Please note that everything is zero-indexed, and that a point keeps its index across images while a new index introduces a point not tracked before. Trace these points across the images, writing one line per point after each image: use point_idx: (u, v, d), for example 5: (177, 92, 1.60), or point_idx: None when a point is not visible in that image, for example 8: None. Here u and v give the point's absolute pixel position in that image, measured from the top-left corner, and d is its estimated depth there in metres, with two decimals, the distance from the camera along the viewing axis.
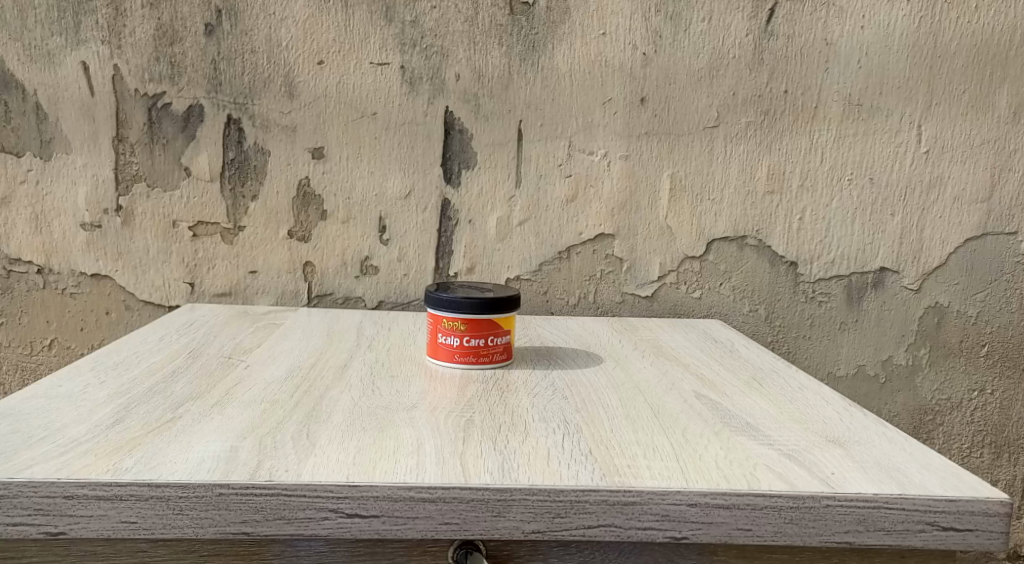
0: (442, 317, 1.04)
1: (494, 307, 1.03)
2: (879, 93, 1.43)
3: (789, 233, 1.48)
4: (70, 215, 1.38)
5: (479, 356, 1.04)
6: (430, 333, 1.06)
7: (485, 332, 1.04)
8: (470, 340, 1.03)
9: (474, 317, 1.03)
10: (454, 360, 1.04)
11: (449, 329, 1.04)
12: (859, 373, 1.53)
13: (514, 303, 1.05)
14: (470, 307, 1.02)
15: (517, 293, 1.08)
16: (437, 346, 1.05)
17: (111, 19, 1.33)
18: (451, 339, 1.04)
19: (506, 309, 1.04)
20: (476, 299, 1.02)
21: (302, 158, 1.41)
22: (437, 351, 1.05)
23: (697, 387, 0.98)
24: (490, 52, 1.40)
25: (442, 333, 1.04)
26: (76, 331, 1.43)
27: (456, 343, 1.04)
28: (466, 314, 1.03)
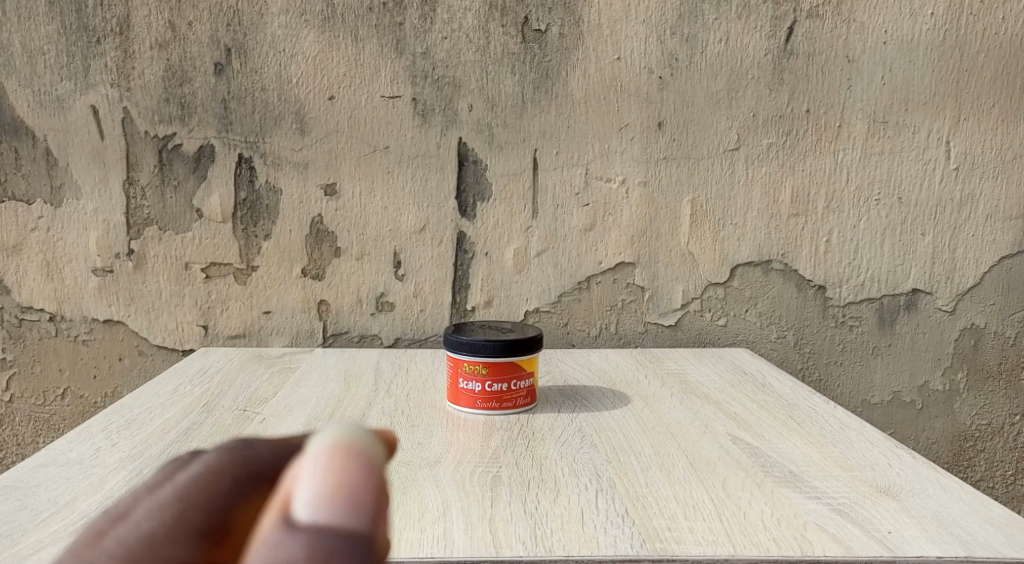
0: (461, 360, 1.00)
1: (515, 349, 0.99)
2: (905, 109, 1.39)
3: (816, 255, 1.43)
4: (81, 261, 1.36)
5: (502, 402, 1.00)
6: (450, 377, 1.03)
7: (507, 376, 1.00)
8: (493, 385, 1.00)
9: (495, 360, 0.99)
10: (476, 407, 1.00)
11: (470, 374, 1.00)
12: (895, 399, 1.48)
13: (537, 345, 1.02)
14: (491, 351, 0.99)
15: (539, 331, 1.05)
16: (459, 392, 1.01)
17: (120, 62, 1.32)
18: (472, 383, 1.00)
19: (528, 351, 1.01)
20: (497, 342, 0.99)
21: (315, 195, 1.38)
22: (458, 397, 1.01)
23: (732, 429, 0.94)
24: (503, 81, 1.37)
25: (463, 378, 1.01)
26: (90, 378, 1.40)
27: (478, 388, 1.00)
28: (487, 358, 0.99)
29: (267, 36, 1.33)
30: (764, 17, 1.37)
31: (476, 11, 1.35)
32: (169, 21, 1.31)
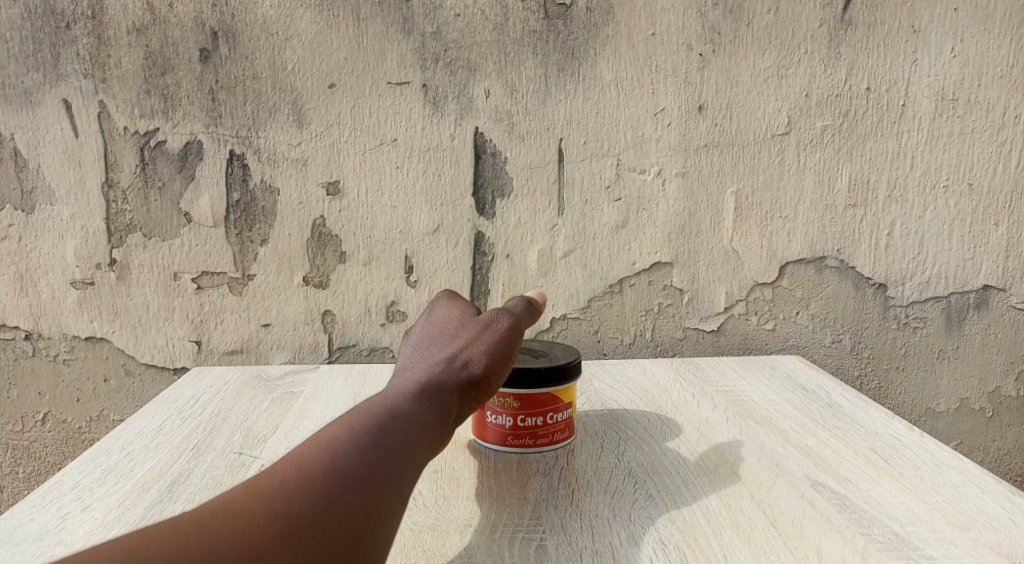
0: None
1: (551, 377, 0.87)
2: (978, 85, 1.23)
3: (876, 251, 1.28)
4: (58, 273, 1.23)
5: (537, 438, 0.88)
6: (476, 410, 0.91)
7: (542, 410, 0.88)
8: (525, 420, 0.88)
9: (528, 391, 0.87)
10: (505, 445, 0.89)
11: (498, 405, 0.88)
12: (962, 407, 1.33)
13: (575, 371, 0.89)
14: (523, 379, 0.86)
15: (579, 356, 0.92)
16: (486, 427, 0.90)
17: (94, 49, 1.17)
18: (502, 418, 0.88)
19: (566, 379, 0.88)
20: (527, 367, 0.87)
21: (316, 195, 1.24)
22: (486, 433, 0.90)
23: (810, 471, 0.82)
24: (523, 62, 1.22)
25: (491, 411, 0.89)
26: (73, 401, 1.27)
27: (508, 423, 0.88)
28: (519, 389, 0.87)
29: (258, 17, 1.18)
30: None
31: None
32: (146, 2, 1.16)
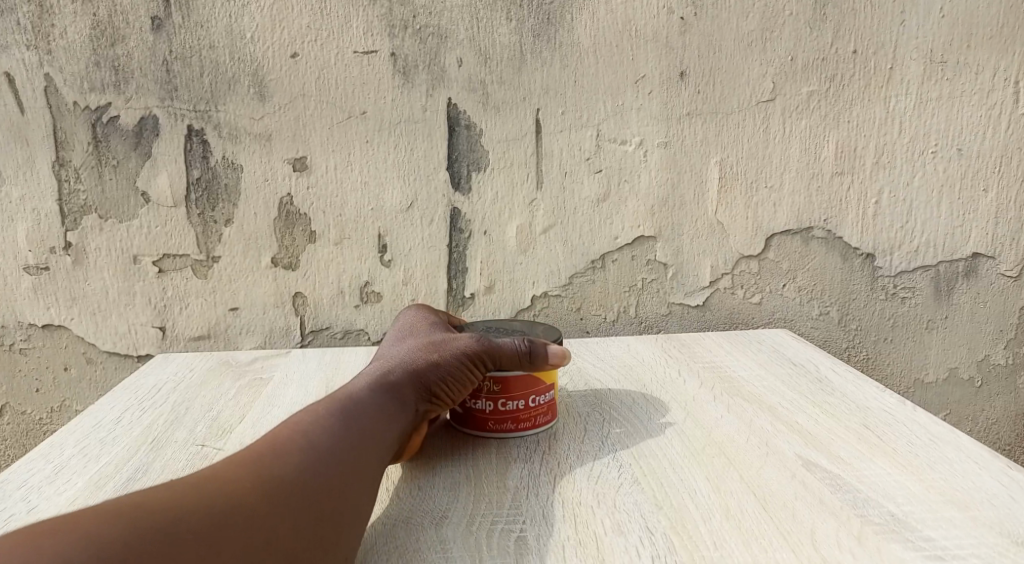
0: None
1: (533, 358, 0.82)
2: (967, 46, 1.19)
3: (864, 220, 1.25)
4: (10, 259, 1.16)
5: (519, 420, 0.84)
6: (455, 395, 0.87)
7: (526, 393, 0.84)
8: (507, 403, 0.84)
9: (509, 375, 0.82)
10: (486, 430, 0.85)
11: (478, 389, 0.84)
12: (951, 377, 1.31)
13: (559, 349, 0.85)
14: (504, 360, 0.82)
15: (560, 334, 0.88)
16: (464, 412, 0.86)
17: (37, 19, 1.10)
18: (482, 402, 0.84)
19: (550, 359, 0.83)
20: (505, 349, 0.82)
21: (282, 172, 1.18)
22: (465, 418, 0.86)
23: (800, 449, 0.78)
24: (497, 28, 1.16)
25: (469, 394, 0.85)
26: (32, 393, 1.21)
27: (489, 408, 0.84)
28: (500, 374, 0.82)
29: None
30: None
31: None
32: None
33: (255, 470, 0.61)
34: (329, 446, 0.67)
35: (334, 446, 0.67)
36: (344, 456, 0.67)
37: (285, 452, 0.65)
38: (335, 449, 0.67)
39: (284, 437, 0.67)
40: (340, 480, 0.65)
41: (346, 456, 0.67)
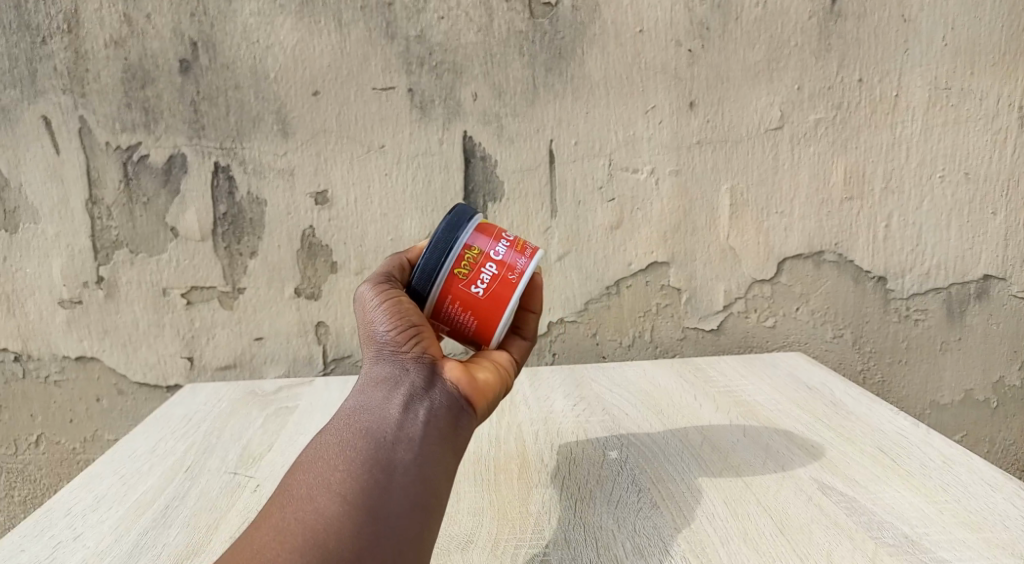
0: (449, 275, 0.79)
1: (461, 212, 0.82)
2: (970, 73, 1.21)
3: (874, 244, 1.26)
4: (45, 293, 1.21)
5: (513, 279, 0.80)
6: (459, 313, 0.80)
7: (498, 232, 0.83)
8: (500, 249, 0.80)
9: (472, 231, 0.81)
10: (517, 284, 0.79)
11: (473, 267, 0.79)
12: (966, 399, 1.32)
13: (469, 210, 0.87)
14: (452, 230, 0.80)
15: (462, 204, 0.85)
16: (484, 301, 0.79)
17: (73, 64, 1.15)
18: (488, 269, 0.79)
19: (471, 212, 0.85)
20: (442, 228, 0.80)
21: (305, 205, 1.22)
22: (488, 306, 0.79)
23: (815, 472, 0.80)
24: (510, 64, 1.20)
25: (473, 280, 0.79)
26: (64, 424, 1.25)
27: (495, 265, 0.80)
28: (472, 236, 0.80)
29: (238, 25, 1.16)
30: None
31: None
32: (124, 14, 1.14)
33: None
34: (325, 496, 0.68)
35: (328, 493, 0.68)
36: (344, 496, 0.68)
37: (275, 531, 0.66)
38: (329, 497, 0.68)
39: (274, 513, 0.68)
40: (351, 522, 0.66)
41: (344, 496, 0.68)
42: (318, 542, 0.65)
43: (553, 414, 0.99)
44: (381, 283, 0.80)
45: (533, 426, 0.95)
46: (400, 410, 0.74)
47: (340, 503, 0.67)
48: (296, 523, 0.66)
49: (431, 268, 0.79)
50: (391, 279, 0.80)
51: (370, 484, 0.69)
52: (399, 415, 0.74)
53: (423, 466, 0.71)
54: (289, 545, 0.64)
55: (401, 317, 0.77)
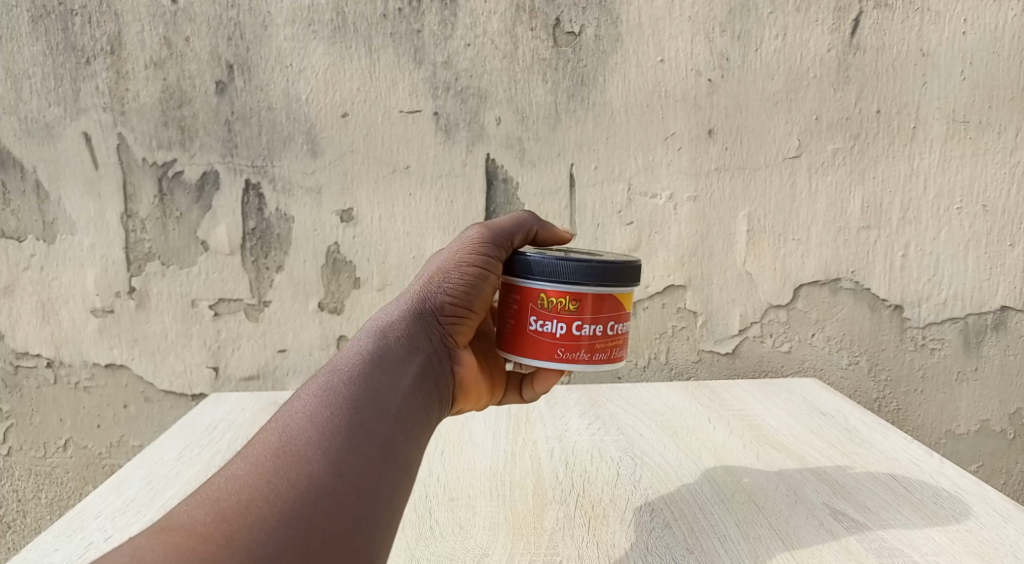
0: (538, 292, 0.84)
1: (608, 279, 0.84)
2: (989, 106, 1.23)
3: (891, 273, 1.27)
4: (78, 302, 1.25)
5: (559, 347, 0.84)
6: (514, 316, 0.86)
7: (602, 316, 0.85)
8: (582, 328, 0.84)
9: (586, 292, 0.83)
10: (554, 356, 0.84)
11: (552, 311, 0.84)
12: (982, 430, 1.32)
13: (634, 278, 0.88)
14: (575, 279, 0.83)
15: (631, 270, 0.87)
16: (527, 336, 0.85)
17: (114, 83, 1.20)
18: (554, 326, 0.84)
19: (625, 285, 0.86)
20: (580, 271, 0.83)
21: (330, 222, 1.25)
22: (522, 341, 0.85)
23: (828, 498, 0.81)
24: (534, 89, 1.23)
25: (540, 318, 0.84)
26: (92, 429, 1.29)
27: (561, 332, 0.84)
28: (584, 293, 0.83)
29: (272, 49, 1.20)
30: (826, 8, 1.21)
31: (502, 13, 1.21)
32: (164, 37, 1.19)
33: (234, 521, 0.59)
34: (321, 451, 0.65)
35: (324, 449, 0.65)
36: (341, 456, 0.65)
37: (271, 467, 0.63)
38: (327, 454, 0.64)
39: (263, 458, 0.64)
40: (343, 487, 0.63)
41: (342, 456, 0.65)
42: (309, 501, 0.61)
43: (569, 432, 1.01)
44: (483, 241, 0.84)
45: (549, 444, 0.97)
46: (410, 381, 0.75)
47: (336, 465, 0.64)
48: (287, 475, 0.62)
49: (538, 270, 0.84)
50: (494, 242, 0.85)
51: (368, 452, 0.66)
52: (408, 386, 0.74)
53: (412, 453, 0.71)
54: (278, 499, 0.61)
55: (470, 286, 0.82)
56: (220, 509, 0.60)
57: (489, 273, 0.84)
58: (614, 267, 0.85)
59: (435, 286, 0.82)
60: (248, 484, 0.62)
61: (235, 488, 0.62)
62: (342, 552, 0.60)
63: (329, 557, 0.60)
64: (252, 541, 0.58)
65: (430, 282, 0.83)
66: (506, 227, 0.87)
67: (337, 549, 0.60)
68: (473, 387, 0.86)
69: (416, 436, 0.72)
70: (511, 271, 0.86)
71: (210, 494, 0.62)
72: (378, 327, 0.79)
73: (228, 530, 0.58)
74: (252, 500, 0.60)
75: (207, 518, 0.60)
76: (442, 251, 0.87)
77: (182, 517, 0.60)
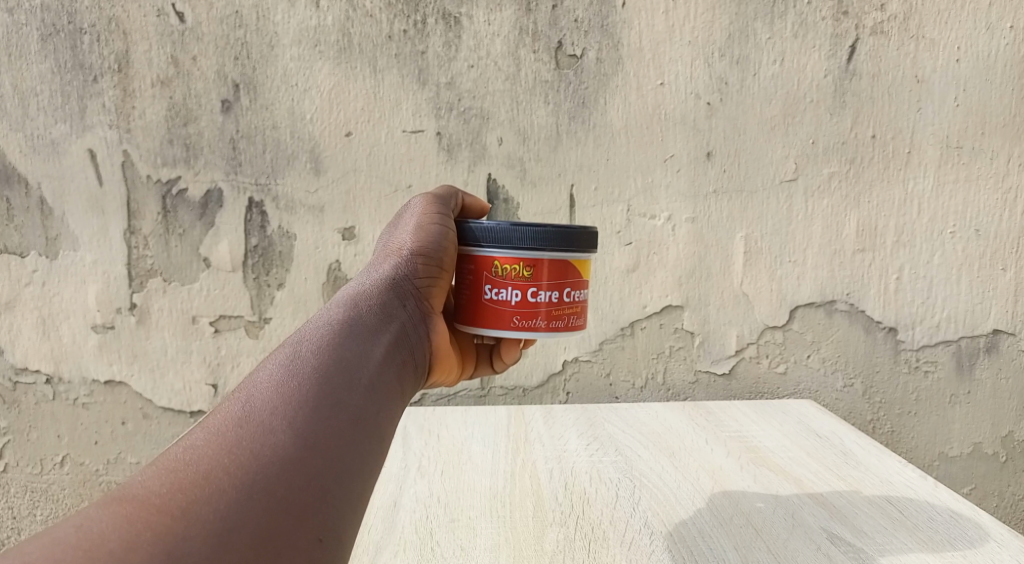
0: (491, 260, 0.88)
1: (559, 245, 0.87)
2: (981, 133, 1.25)
3: (885, 295, 1.29)
4: (79, 318, 1.25)
5: (515, 315, 0.87)
6: (470, 287, 0.89)
7: (559, 283, 0.88)
8: (537, 295, 0.87)
9: (538, 258, 0.87)
10: (510, 323, 0.87)
11: (506, 279, 0.87)
12: (975, 452, 1.33)
13: (589, 243, 0.91)
14: (527, 245, 0.86)
15: (587, 234, 0.90)
16: (483, 306, 0.88)
17: (120, 101, 1.21)
18: (509, 294, 0.87)
19: (578, 250, 0.89)
20: (532, 237, 0.86)
21: (332, 240, 1.26)
22: (481, 312, 0.88)
23: (826, 522, 0.83)
24: (536, 111, 1.25)
25: (495, 287, 0.87)
26: (90, 445, 1.29)
27: (516, 299, 0.87)
28: (536, 258, 0.87)
29: (278, 69, 1.22)
30: (823, 35, 1.23)
31: (505, 36, 1.23)
32: (171, 56, 1.20)
33: (192, 492, 0.58)
34: (286, 423, 0.64)
35: (290, 420, 0.64)
36: (307, 428, 0.64)
37: (231, 437, 0.62)
38: (292, 425, 0.64)
39: (224, 428, 0.63)
40: (309, 460, 0.62)
41: (308, 429, 0.64)
42: (272, 473, 0.60)
43: (567, 453, 1.01)
44: (431, 212, 0.89)
45: (548, 464, 0.98)
46: (382, 351, 0.76)
47: (303, 437, 0.64)
48: (250, 446, 0.62)
49: (490, 238, 0.87)
50: (441, 212, 0.89)
51: (336, 425, 0.66)
52: (380, 356, 0.75)
53: (384, 428, 0.71)
54: (239, 470, 0.60)
55: (432, 253, 0.86)
56: (178, 480, 0.59)
57: (445, 238, 0.87)
58: (567, 233, 0.88)
59: (406, 256, 0.84)
60: (211, 455, 0.61)
61: (195, 459, 0.61)
62: (307, 527, 0.60)
63: (291, 532, 0.59)
64: (210, 514, 0.57)
65: (398, 253, 0.85)
66: (440, 197, 0.92)
67: (303, 524, 0.60)
68: (446, 357, 0.89)
69: (388, 410, 0.73)
70: (461, 241, 0.90)
71: (168, 465, 0.61)
72: (348, 297, 0.80)
73: (184, 502, 0.57)
74: (214, 472, 0.59)
75: (163, 488, 0.58)
76: (397, 224, 0.91)
77: (136, 487, 0.58)
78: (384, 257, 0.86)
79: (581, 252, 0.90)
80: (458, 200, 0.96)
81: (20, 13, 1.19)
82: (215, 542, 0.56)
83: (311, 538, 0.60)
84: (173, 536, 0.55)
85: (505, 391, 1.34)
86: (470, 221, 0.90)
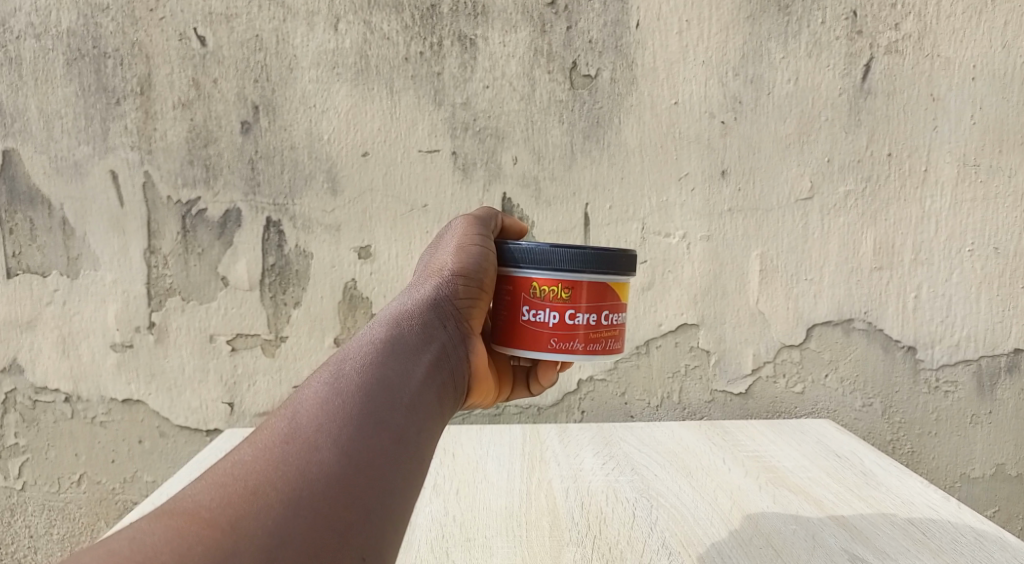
0: (529, 282, 0.88)
1: (597, 267, 0.88)
2: (999, 151, 1.25)
3: (903, 314, 1.28)
4: (98, 336, 1.27)
5: (555, 336, 0.87)
6: (507, 308, 0.90)
7: (598, 305, 0.88)
8: (575, 317, 0.87)
9: (576, 280, 0.87)
10: (548, 344, 0.87)
11: (545, 301, 0.87)
12: (999, 474, 1.31)
13: (628, 266, 0.91)
14: (567, 267, 0.87)
15: (627, 256, 0.91)
16: (521, 327, 0.88)
17: (142, 123, 1.23)
18: (547, 315, 0.87)
19: (616, 272, 0.89)
20: (573, 259, 0.87)
21: (348, 259, 1.27)
22: (517, 334, 0.88)
23: (847, 543, 0.83)
24: (550, 131, 1.26)
25: (533, 308, 0.88)
26: (107, 464, 1.30)
27: (554, 321, 0.87)
28: (576, 279, 0.87)
29: (297, 91, 1.24)
30: (837, 55, 1.24)
31: (520, 57, 1.24)
32: (192, 79, 1.23)
33: (241, 506, 0.59)
34: (331, 440, 0.64)
35: (335, 436, 0.65)
36: (352, 446, 0.65)
37: (278, 454, 0.63)
38: (337, 443, 0.64)
39: (270, 444, 0.64)
40: (352, 478, 0.63)
41: (352, 447, 0.65)
42: (317, 490, 0.61)
43: (583, 472, 1.00)
44: (471, 233, 0.89)
45: (564, 484, 0.97)
46: (423, 371, 0.76)
47: (347, 455, 0.64)
48: (296, 463, 0.62)
49: (530, 260, 0.88)
50: (481, 233, 0.90)
51: (379, 444, 0.66)
52: (421, 376, 0.75)
53: (425, 447, 0.71)
54: (285, 486, 0.61)
55: (473, 273, 0.86)
56: (227, 494, 0.60)
57: (484, 259, 0.88)
58: (609, 256, 0.88)
59: (446, 277, 0.85)
60: (259, 470, 0.62)
61: (243, 474, 0.62)
62: (350, 546, 0.60)
63: (336, 551, 0.60)
64: (258, 529, 0.58)
65: (439, 273, 0.86)
66: (480, 218, 0.93)
67: (346, 542, 0.60)
68: (484, 380, 0.89)
69: (429, 428, 0.72)
70: (500, 263, 0.90)
71: (217, 478, 0.62)
72: (390, 316, 0.81)
73: (233, 516, 0.59)
74: (261, 490, 0.60)
75: (213, 502, 0.60)
76: (438, 245, 0.91)
77: (187, 501, 0.60)
78: (425, 278, 0.86)
79: (621, 274, 0.90)
80: (497, 220, 0.97)
81: (47, 39, 1.21)
82: (264, 557, 0.57)
83: (353, 556, 0.60)
84: (223, 550, 0.57)
85: (520, 410, 1.34)
86: (508, 242, 0.90)
